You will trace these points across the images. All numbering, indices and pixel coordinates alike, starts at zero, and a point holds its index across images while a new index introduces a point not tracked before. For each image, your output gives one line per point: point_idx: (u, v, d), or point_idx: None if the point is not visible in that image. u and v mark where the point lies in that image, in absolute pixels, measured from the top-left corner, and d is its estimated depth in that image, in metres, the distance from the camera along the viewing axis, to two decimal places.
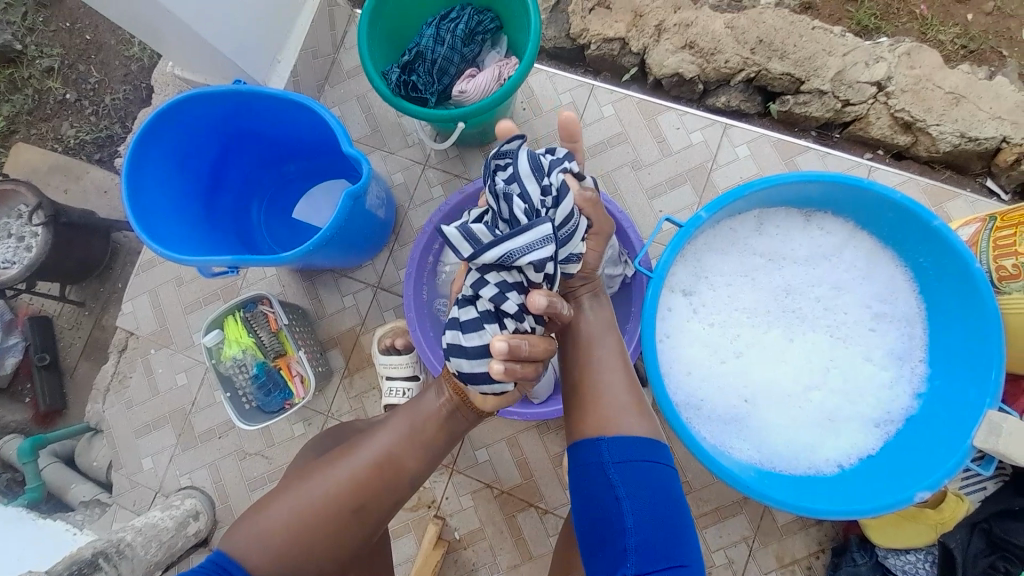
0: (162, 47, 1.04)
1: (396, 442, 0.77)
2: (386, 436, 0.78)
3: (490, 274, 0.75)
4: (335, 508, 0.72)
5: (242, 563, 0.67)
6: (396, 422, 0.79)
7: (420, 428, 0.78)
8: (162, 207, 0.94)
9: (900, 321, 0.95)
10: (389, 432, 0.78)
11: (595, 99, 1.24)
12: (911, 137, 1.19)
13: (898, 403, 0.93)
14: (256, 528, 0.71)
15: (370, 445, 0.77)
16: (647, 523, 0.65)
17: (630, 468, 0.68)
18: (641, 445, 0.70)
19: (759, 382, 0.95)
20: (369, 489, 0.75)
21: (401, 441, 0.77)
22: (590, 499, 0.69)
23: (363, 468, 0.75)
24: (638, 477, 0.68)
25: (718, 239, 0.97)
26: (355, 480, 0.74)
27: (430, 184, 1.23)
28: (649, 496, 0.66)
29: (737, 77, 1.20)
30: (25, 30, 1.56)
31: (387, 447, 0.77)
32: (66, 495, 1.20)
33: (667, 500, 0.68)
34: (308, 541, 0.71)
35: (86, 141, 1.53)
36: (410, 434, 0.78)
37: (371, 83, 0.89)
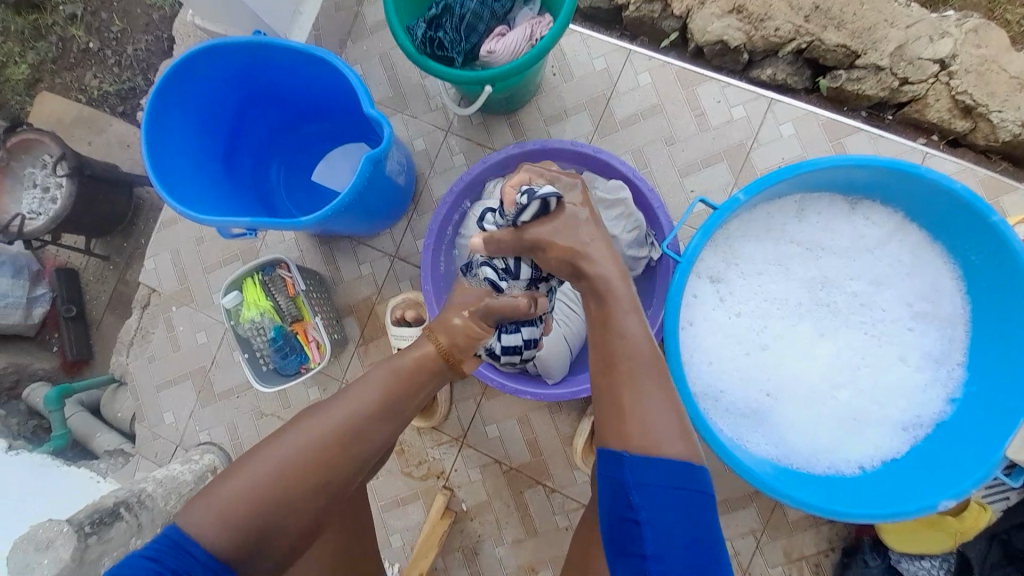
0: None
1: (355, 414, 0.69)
2: (340, 405, 0.69)
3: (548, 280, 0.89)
4: (297, 476, 0.65)
5: (198, 537, 0.61)
6: (350, 389, 0.71)
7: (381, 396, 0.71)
8: (181, 164, 0.92)
9: (942, 321, 0.89)
10: (342, 401, 0.70)
11: (631, 66, 1.16)
12: (970, 123, 1.09)
13: (928, 407, 0.89)
14: (212, 500, 0.63)
15: (322, 416, 0.68)
16: (672, 554, 0.58)
17: (659, 495, 0.60)
18: (672, 472, 0.60)
19: (784, 377, 0.91)
20: (326, 465, 0.67)
21: (358, 412, 0.69)
22: (612, 518, 0.63)
23: (317, 443, 0.66)
24: (664, 503, 0.59)
25: (753, 224, 0.92)
26: (308, 456, 0.66)
27: (452, 152, 1.19)
28: (676, 524, 0.59)
29: (787, 48, 1.11)
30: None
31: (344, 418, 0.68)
32: (91, 443, 1.24)
33: (698, 527, 0.60)
34: (262, 513, 0.64)
35: (109, 93, 1.51)
36: (370, 404, 0.70)
37: (395, 37, 0.83)
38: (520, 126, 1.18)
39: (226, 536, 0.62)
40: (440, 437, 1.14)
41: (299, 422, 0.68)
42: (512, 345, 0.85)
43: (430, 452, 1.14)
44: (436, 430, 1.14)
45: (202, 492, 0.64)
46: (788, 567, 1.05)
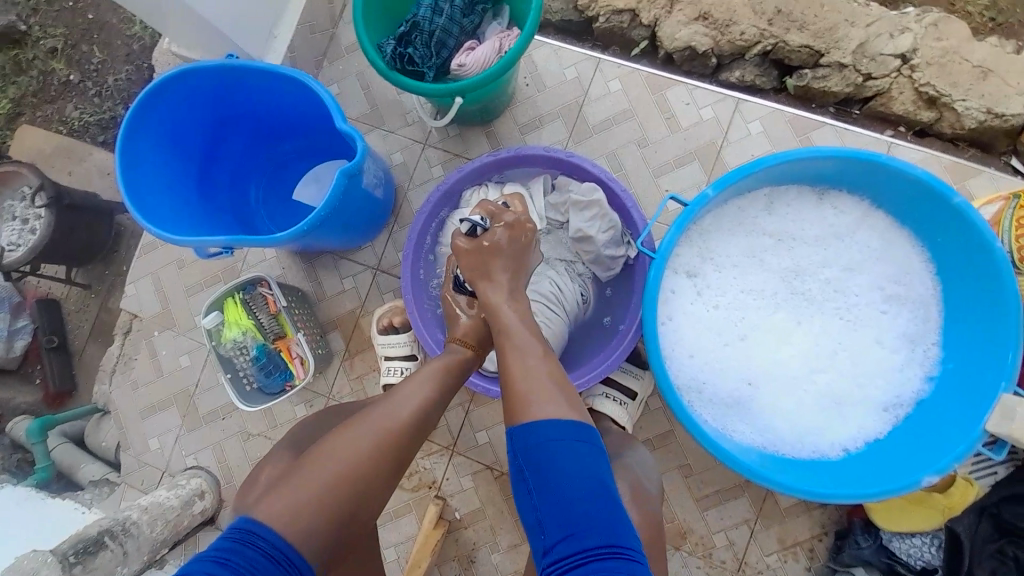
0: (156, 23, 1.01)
1: (402, 424, 0.71)
2: (386, 415, 0.71)
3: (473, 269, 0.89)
4: (380, 460, 0.69)
5: (288, 526, 0.61)
6: (394, 401, 0.73)
7: (426, 407, 0.74)
8: (156, 187, 0.93)
9: (915, 303, 0.91)
10: (387, 411, 0.72)
11: (601, 73, 1.19)
12: (935, 113, 1.13)
13: (908, 388, 0.89)
14: (301, 486, 0.64)
15: (371, 427, 0.70)
16: (562, 506, 0.59)
17: (548, 449, 0.62)
18: (562, 426, 0.63)
19: (765, 366, 0.92)
20: (377, 475, 0.68)
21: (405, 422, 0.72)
22: (516, 483, 0.65)
23: (368, 452, 0.68)
24: (553, 457, 0.62)
25: (725, 218, 0.93)
26: (360, 465, 0.67)
27: (430, 164, 1.20)
28: (566, 476, 0.60)
29: (753, 51, 1.14)
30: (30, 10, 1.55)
31: (393, 428, 0.70)
32: (76, 474, 1.23)
33: (592, 482, 0.60)
34: (348, 497, 0.65)
35: (89, 123, 1.52)
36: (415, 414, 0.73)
37: (365, 54, 0.85)
38: (496, 136, 1.20)
39: (315, 523, 0.62)
40: (429, 447, 1.13)
41: (347, 433, 0.69)
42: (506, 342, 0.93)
43: (420, 463, 1.13)
44: (425, 440, 1.13)
45: (284, 484, 0.65)
46: (784, 554, 1.04)
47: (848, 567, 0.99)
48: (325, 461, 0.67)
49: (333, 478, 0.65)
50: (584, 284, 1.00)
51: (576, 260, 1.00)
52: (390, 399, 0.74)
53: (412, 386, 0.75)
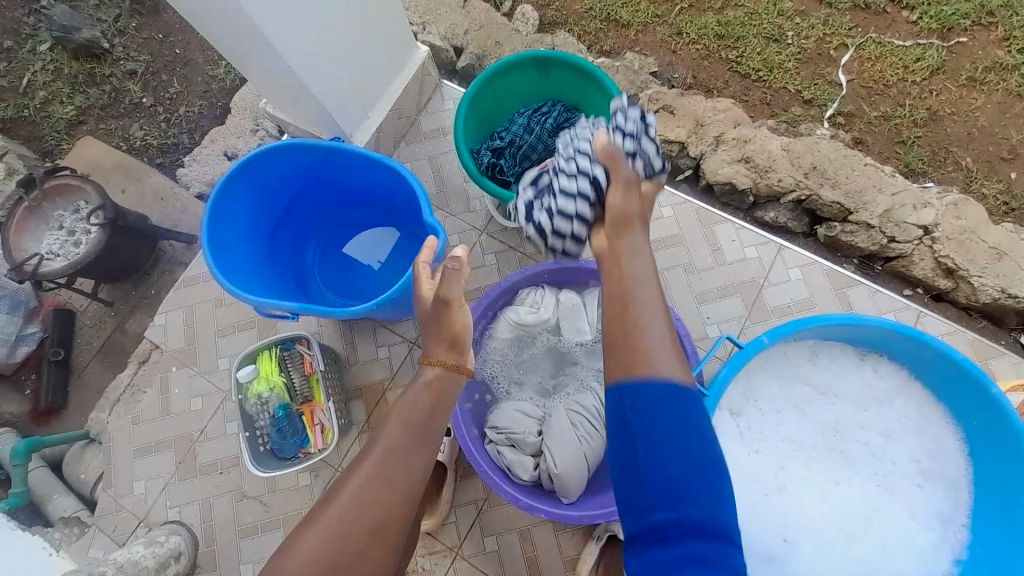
0: (260, 86, 1.08)
1: (366, 513, 0.59)
2: (345, 504, 0.59)
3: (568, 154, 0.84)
4: (358, 533, 0.58)
5: None
6: (351, 486, 0.60)
7: (391, 480, 0.62)
8: (233, 239, 0.95)
9: (949, 481, 0.92)
10: (347, 500, 0.59)
11: (655, 199, 1.28)
12: (952, 283, 1.21)
13: (938, 569, 0.88)
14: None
15: (327, 528, 0.57)
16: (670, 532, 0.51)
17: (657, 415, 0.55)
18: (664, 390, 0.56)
19: (797, 520, 0.91)
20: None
21: (371, 507, 0.59)
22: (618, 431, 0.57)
23: (331, 558, 0.56)
24: (640, 465, 0.54)
25: (770, 362, 0.96)
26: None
27: (484, 251, 1.25)
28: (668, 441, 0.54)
29: (788, 197, 1.24)
30: (116, 31, 1.65)
31: (355, 519, 0.58)
32: (45, 505, 1.14)
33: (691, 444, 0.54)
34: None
35: (151, 144, 1.59)
36: (380, 496, 0.60)
37: (461, 160, 0.93)
38: None
39: None
40: (433, 545, 1.07)
41: (296, 544, 0.56)
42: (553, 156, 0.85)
43: (420, 562, 1.06)
44: (431, 537, 1.07)
45: None
46: None
47: None
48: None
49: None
50: None
51: None
52: (346, 484, 0.61)
53: (369, 462, 0.62)
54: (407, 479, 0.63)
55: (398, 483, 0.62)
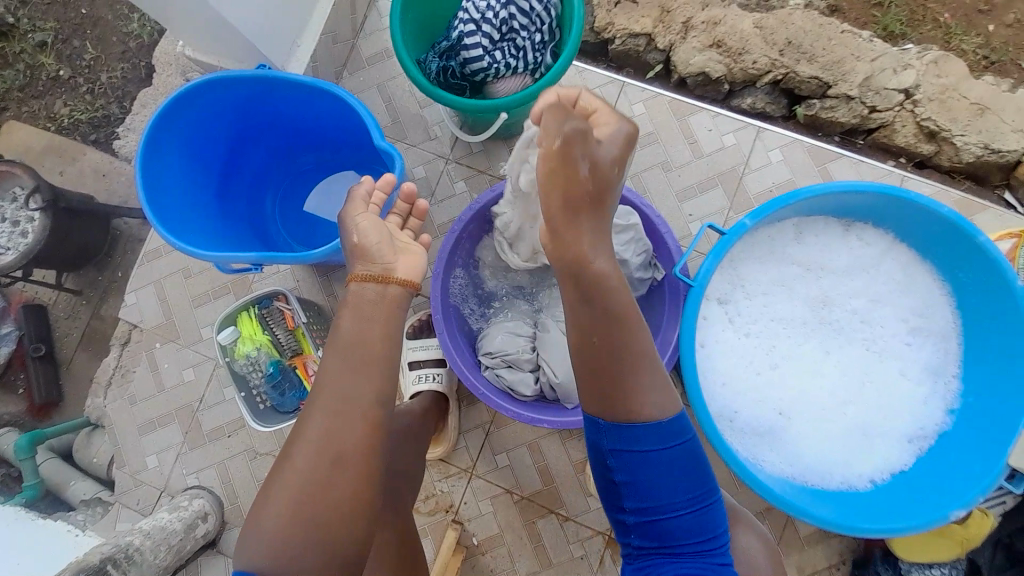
0: (176, 26, 0.99)
1: (325, 445, 0.64)
2: (306, 443, 0.65)
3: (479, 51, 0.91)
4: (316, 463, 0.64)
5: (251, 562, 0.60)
6: (310, 425, 0.66)
7: (339, 409, 0.66)
8: (175, 198, 0.89)
9: (936, 337, 0.93)
10: (306, 437, 0.65)
11: (626, 96, 1.20)
12: (935, 146, 1.17)
13: (930, 419, 0.92)
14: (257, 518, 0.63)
15: (297, 461, 0.64)
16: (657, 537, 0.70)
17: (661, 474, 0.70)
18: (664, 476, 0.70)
19: (794, 395, 0.94)
20: (326, 495, 0.63)
21: (327, 437, 0.65)
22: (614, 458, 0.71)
23: (306, 482, 0.63)
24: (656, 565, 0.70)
25: (757, 247, 0.95)
26: (309, 501, 0.63)
27: (453, 179, 1.19)
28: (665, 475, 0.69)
29: (764, 79, 1.17)
30: (18, 2, 1.46)
31: (319, 450, 0.64)
32: (64, 493, 1.15)
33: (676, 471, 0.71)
34: (309, 517, 0.62)
35: (80, 121, 1.44)
36: (335, 427, 0.65)
37: (408, 74, 0.85)
38: None
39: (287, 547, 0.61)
40: (448, 469, 1.11)
41: (276, 478, 0.64)
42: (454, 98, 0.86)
43: (438, 486, 1.11)
44: (444, 462, 1.11)
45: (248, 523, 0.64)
46: None
47: None
48: (270, 517, 0.62)
49: (290, 529, 0.62)
50: None
51: None
52: (303, 425, 0.66)
53: (318, 404, 0.67)
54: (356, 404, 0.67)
55: (345, 410, 0.66)
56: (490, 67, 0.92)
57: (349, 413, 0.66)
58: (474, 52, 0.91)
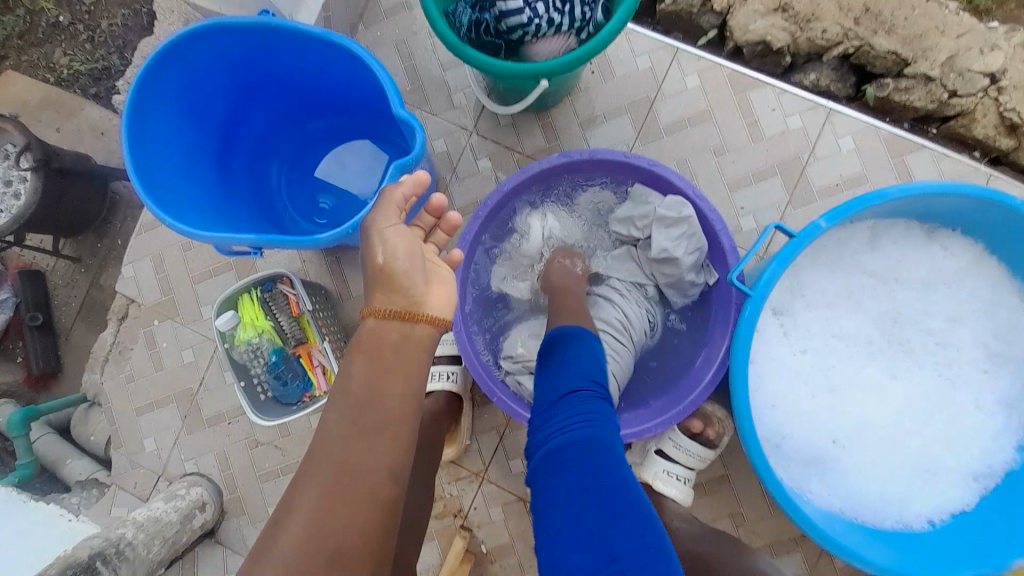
0: None
1: (323, 529, 0.50)
2: (297, 525, 0.50)
3: (518, 4, 0.78)
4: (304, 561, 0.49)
5: None
6: (303, 499, 0.51)
7: (343, 480, 0.52)
8: (170, 165, 0.79)
9: (1019, 364, 0.81)
10: (298, 517, 0.51)
11: (678, 65, 1.06)
12: (1016, 141, 1.02)
13: (1001, 458, 0.80)
14: None
15: (281, 552, 0.49)
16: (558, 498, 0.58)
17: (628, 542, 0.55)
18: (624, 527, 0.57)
19: (854, 424, 0.82)
20: None
21: (330, 514, 0.51)
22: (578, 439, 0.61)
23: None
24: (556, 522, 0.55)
25: (823, 251, 0.82)
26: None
27: (476, 156, 1.07)
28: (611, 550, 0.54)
29: (832, 52, 1.01)
30: None
31: (315, 538, 0.50)
32: (61, 470, 1.10)
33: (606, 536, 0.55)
34: None
35: (80, 72, 1.32)
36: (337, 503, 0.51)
37: (436, 30, 0.73)
38: (552, 127, 1.07)
39: None
40: (458, 472, 1.03)
41: (255, 572, 0.48)
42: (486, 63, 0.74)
43: (447, 488, 1.04)
44: (454, 464, 1.03)
45: None
46: None
47: None
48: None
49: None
50: (653, 308, 0.90)
51: (646, 282, 0.90)
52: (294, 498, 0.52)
53: (312, 473, 0.52)
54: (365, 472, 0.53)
55: (353, 483, 0.52)
56: (529, 23, 0.78)
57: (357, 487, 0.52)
58: (512, 3, 0.78)
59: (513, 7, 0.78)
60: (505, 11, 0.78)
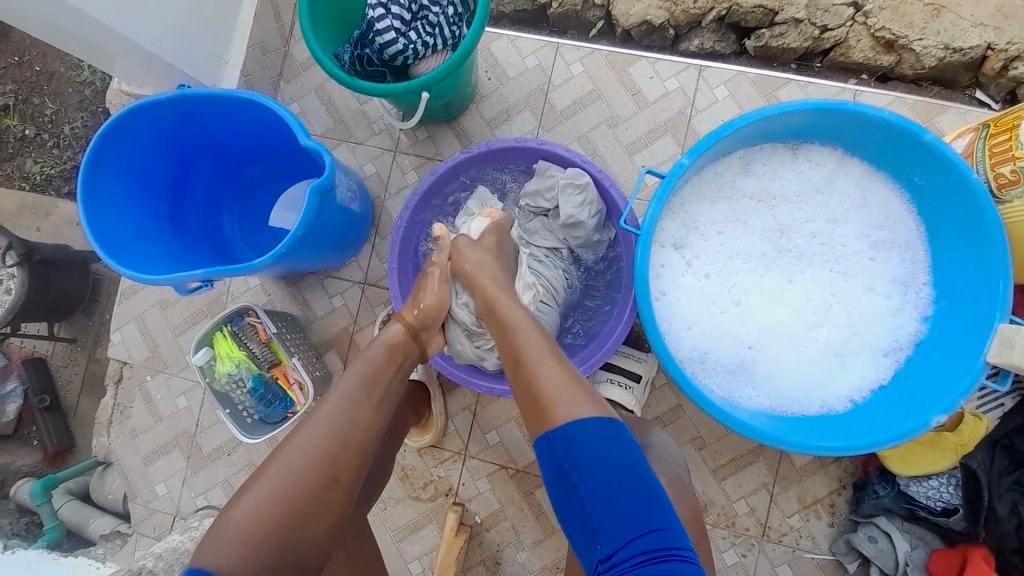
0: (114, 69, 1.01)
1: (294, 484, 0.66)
2: (273, 479, 0.66)
3: (391, 36, 0.92)
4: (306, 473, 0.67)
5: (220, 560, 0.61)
6: (284, 453, 0.68)
7: (315, 450, 0.69)
8: (126, 230, 0.92)
9: (900, 247, 0.92)
10: (275, 476, 0.67)
11: (562, 57, 1.18)
12: (894, 56, 1.10)
13: (905, 330, 0.90)
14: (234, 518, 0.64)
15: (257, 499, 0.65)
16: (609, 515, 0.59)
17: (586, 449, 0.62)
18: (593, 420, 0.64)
19: (764, 328, 0.93)
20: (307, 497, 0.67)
21: (302, 477, 0.67)
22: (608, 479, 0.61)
23: (272, 519, 0.64)
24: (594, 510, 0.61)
25: (704, 185, 0.94)
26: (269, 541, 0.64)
27: (404, 170, 1.19)
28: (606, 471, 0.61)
29: (708, 17, 1.12)
30: None
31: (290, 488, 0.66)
32: (86, 531, 1.19)
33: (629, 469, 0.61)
34: (292, 512, 0.66)
35: (51, 175, 1.33)
36: (306, 465, 0.67)
37: (326, 70, 0.84)
38: (465, 133, 1.18)
39: (259, 545, 0.63)
40: (441, 454, 1.12)
41: (238, 505, 0.65)
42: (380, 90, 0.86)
43: (435, 471, 1.12)
44: (436, 448, 1.12)
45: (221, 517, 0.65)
46: (805, 512, 1.06)
47: (870, 516, 1.01)
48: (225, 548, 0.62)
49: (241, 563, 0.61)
50: (568, 268, 1.04)
51: (560, 247, 1.03)
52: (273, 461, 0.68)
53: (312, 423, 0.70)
54: (333, 442, 0.70)
55: (325, 447, 0.69)
56: (407, 49, 0.94)
57: (326, 453, 0.69)
58: (386, 36, 0.92)
59: (389, 41, 0.93)
60: (383, 44, 0.93)
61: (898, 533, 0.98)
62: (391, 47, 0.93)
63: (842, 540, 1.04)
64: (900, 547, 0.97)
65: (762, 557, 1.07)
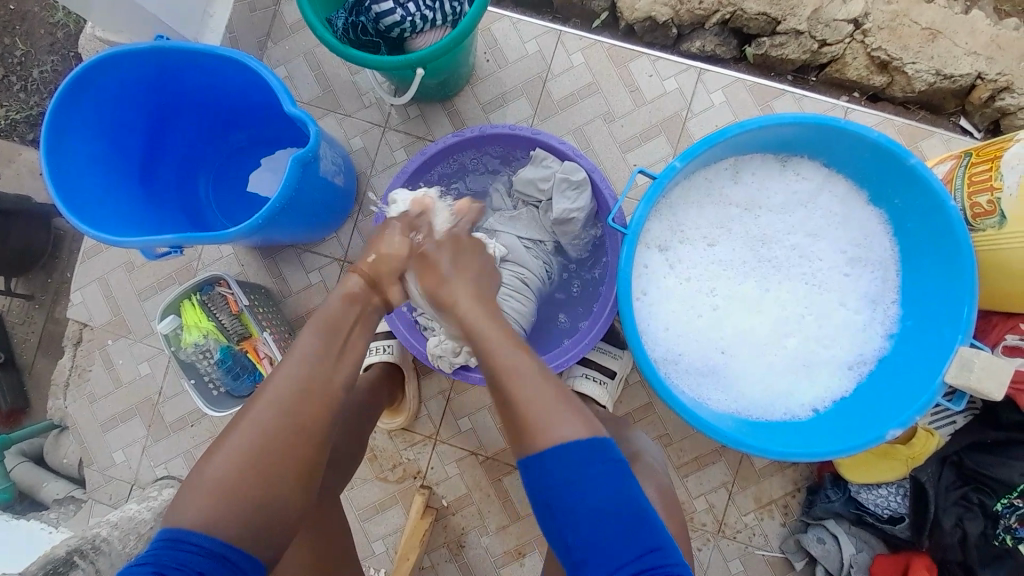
0: (92, 16, 0.95)
1: (252, 460, 0.63)
2: (230, 454, 0.63)
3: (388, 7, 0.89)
4: (271, 447, 0.64)
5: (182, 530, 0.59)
6: (246, 423, 0.64)
7: (281, 420, 0.65)
8: (92, 186, 0.88)
9: (874, 265, 0.94)
10: (231, 447, 0.63)
11: (562, 47, 1.15)
12: (887, 77, 1.12)
13: (871, 345, 0.93)
14: (198, 489, 0.62)
15: (218, 465, 0.62)
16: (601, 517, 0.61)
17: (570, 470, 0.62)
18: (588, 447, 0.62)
19: (737, 334, 0.94)
20: (273, 465, 0.64)
21: (264, 449, 0.63)
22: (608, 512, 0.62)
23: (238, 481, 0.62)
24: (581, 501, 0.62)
25: (693, 190, 0.95)
26: (235, 509, 0.62)
27: (392, 148, 1.15)
28: (591, 489, 0.61)
29: (712, 20, 1.11)
30: None
31: (245, 456, 0.63)
32: (38, 494, 1.14)
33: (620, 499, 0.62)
34: (252, 484, 0.62)
35: (15, 120, 1.24)
36: (270, 440, 0.64)
37: (318, 35, 0.80)
38: (457, 113, 1.15)
39: (217, 511, 0.61)
40: (412, 437, 1.12)
41: (201, 472, 0.63)
42: (375, 60, 0.82)
43: (404, 454, 1.12)
44: (407, 431, 1.12)
45: (185, 488, 0.63)
46: (760, 512, 1.10)
47: (820, 519, 1.06)
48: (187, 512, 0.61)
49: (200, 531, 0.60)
50: (550, 259, 1.03)
51: (545, 238, 1.02)
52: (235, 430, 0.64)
53: (274, 397, 0.65)
54: (298, 415, 0.65)
55: (289, 421, 0.65)
56: (404, 22, 0.91)
57: (295, 423, 0.65)
58: (384, 5, 0.89)
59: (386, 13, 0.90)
60: (380, 16, 0.90)
61: (845, 537, 1.03)
62: (389, 20, 0.90)
63: (792, 540, 1.08)
64: (845, 550, 1.02)
65: (717, 552, 1.10)
